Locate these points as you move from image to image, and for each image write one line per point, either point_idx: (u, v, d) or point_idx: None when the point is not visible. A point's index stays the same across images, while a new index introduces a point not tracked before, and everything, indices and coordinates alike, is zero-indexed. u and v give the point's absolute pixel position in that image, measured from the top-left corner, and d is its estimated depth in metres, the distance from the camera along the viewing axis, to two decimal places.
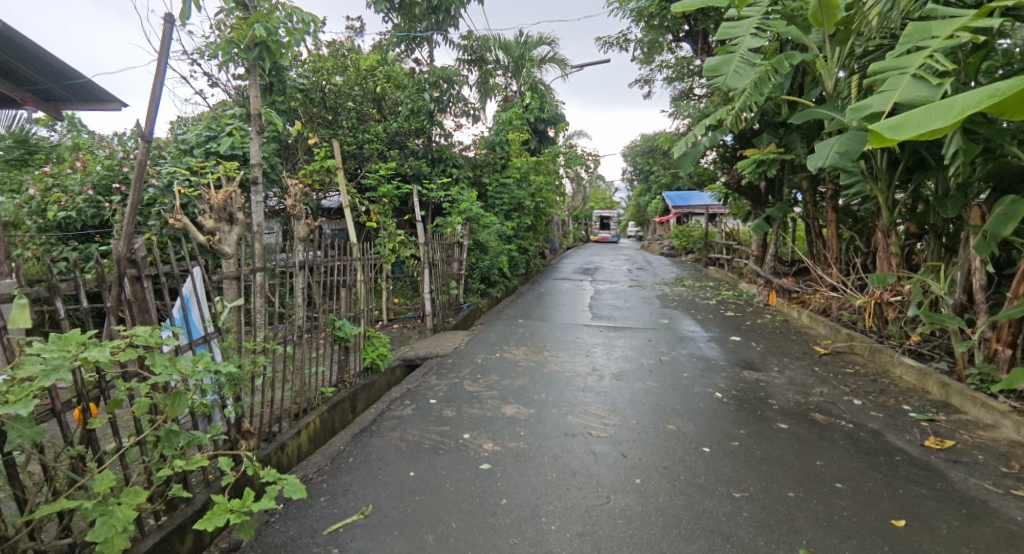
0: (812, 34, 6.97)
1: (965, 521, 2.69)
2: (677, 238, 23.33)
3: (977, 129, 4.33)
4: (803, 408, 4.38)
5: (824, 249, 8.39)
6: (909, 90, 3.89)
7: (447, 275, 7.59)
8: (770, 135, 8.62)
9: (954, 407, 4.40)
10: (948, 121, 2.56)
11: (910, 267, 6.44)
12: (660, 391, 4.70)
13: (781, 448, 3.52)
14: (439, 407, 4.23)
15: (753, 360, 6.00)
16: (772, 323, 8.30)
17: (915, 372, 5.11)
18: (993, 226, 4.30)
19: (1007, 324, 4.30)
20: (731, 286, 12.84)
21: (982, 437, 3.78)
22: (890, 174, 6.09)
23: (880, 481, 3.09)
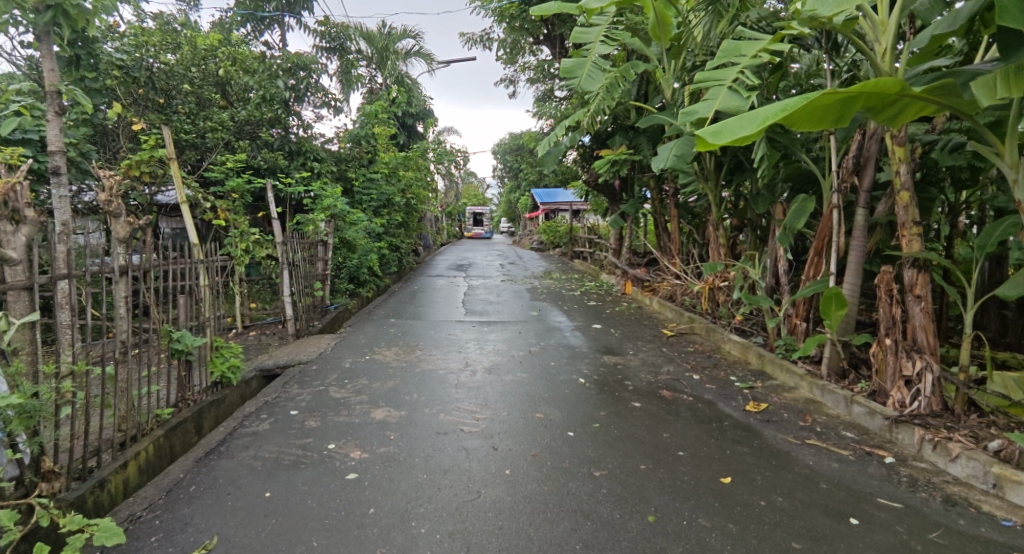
0: (653, 47, 7.67)
1: (775, 471, 3.15)
2: (544, 233, 24.38)
3: (778, 138, 5.10)
4: (654, 386, 4.83)
5: (669, 241, 9.33)
6: (727, 101, 4.47)
7: (310, 276, 7.10)
8: (622, 137, 9.34)
9: (768, 374, 5.16)
10: (755, 129, 2.97)
11: (735, 256, 7.42)
12: (529, 382, 4.86)
13: (634, 425, 3.84)
14: (301, 418, 3.95)
15: (612, 345, 6.48)
16: (628, 309, 9.04)
17: (740, 346, 5.90)
18: (790, 220, 5.10)
19: (803, 302, 5.13)
20: (593, 277, 13.72)
21: (788, 398, 4.48)
22: (717, 175, 6.95)
23: (713, 446, 3.50)
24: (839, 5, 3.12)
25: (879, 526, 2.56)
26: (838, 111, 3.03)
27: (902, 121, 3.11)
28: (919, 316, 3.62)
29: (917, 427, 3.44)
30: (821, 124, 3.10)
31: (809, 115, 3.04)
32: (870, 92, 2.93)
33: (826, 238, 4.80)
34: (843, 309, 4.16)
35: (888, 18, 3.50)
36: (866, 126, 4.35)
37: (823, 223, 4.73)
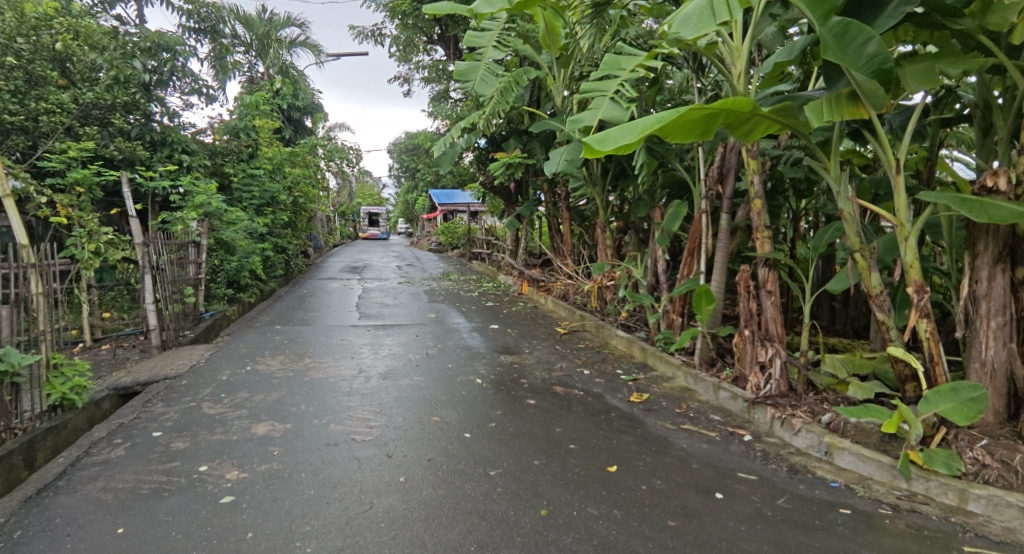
0: (543, 55, 7.93)
1: (654, 456, 3.40)
2: (442, 234, 24.25)
3: (655, 147, 5.52)
4: (547, 383, 5.00)
5: (562, 243, 9.71)
6: (609, 111, 4.74)
7: (180, 281, 6.43)
8: (516, 141, 9.54)
9: (649, 366, 5.57)
10: (634, 139, 3.20)
11: (621, 257, 7.90)
12: (425, 386, 4.79)
13: (528, 422, 3.94)
14: (165, 440, 3.57)
15: (508, 345, 6.61)
16: (524, 309, 9.27)
17: (625, 340, 6.29)
18: (666, 223, 5.53)
19: (678, 298, 5.60)
20: (491, 278, 13.85)
21: (666, 387, 4.86)
22: (603, 181, 7.35)
23: (600, 437, 3.70)
24: (701, 28, 2.98)
25: (739, 498, 2.85)
26: (704, 125, 3.34)
27: (755, 136, 3.51)
28: (770, 309, 4.11)
29: (769, 407, 3.90)
30: (691, 137, 3.40)
31: (681, 128, 3.32)
32: (729, 110, 3.27)
33: (697, 241, 5.28)
34: (710, 304, 4.60)
35: (741, 45, 3.91)
36: (727, 140, 4.86)
37: (694, 226, 5.20)
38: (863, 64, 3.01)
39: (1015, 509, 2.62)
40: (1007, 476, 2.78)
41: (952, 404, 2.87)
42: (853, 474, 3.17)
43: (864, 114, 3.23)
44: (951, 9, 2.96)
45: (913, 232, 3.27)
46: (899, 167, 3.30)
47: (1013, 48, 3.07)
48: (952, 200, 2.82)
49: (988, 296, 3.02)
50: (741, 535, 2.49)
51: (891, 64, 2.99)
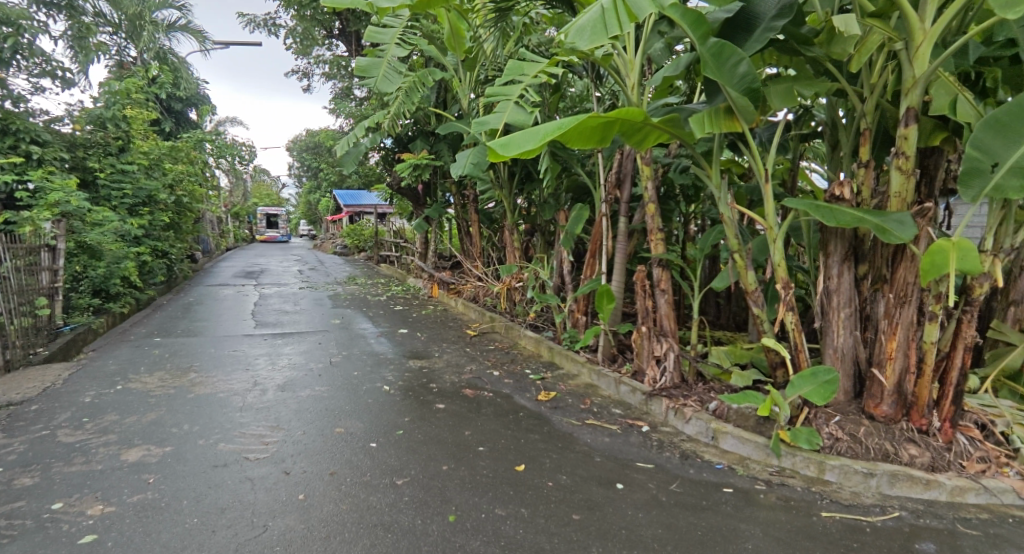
0: (448, 56, 7.90)
1: (560, 453, 3.49)
2: (348, 237, 23.33)
3: (559, 152, 5.69)
4: (457, 386, 4.98)
5: (471, 245, 9.71)
6: (512, 115, 4.81)
7: (31, 291, 5.63)
8: (423, 142, 9.41)
9: (556, 365, 5.73)
10: (537, 144, 3.27)
11: (528, 258, 8.05)
12: (328, 396, 4.57)
13: (437, 426, 3.90)
14: (9, 476, 3.09)
15: (417, 349, 6.49)
16: (434, 312, 9.17)
17: (533, 340, 6.42)
18: (570, 226, 5.71)
19: (582, 298, 5.82)
20: (400, 282, 13.53)
21: (572, 384, 5.03)
22: (510, 184, 7.46)
23: (508, 437, 3.74)
24: (595, 41, 3.10)
25: (637, 487, 3.01)
26: (601, 132, 3.50)
27: (648, 144, 3.73)
28: (663, 306, 4.39)
29: (664, 398, 4.17)
30: (590, 143, 3.55)
31: (580, 135, 3.45)
32: (623, 119, 3.45)
33: (598, 243, 5.52)
34: (611, 303, 4.83)
35: (634, 58, 4.17)
36: (623, 147, 5.13)
37: (595, 229, 5.43)
38: (736, 81, 3.31)
39: (861, 475, 3.02)
40: (855, 447, 3.19)
41: (814, 386, 3.24)
42: (734, 455, 3.47)
43: (739, 127, 3.56)
44: (805, 38, 3.36)
45: (780, 234, 3.65)
46: (767, 176, 3.68)
47: (853, 75, 3.54)
48: (809, 206, 3.18)
49: (838, 290, 3.44)
50: (638, 522, 2.63)
51: (759, 83, 3.32)
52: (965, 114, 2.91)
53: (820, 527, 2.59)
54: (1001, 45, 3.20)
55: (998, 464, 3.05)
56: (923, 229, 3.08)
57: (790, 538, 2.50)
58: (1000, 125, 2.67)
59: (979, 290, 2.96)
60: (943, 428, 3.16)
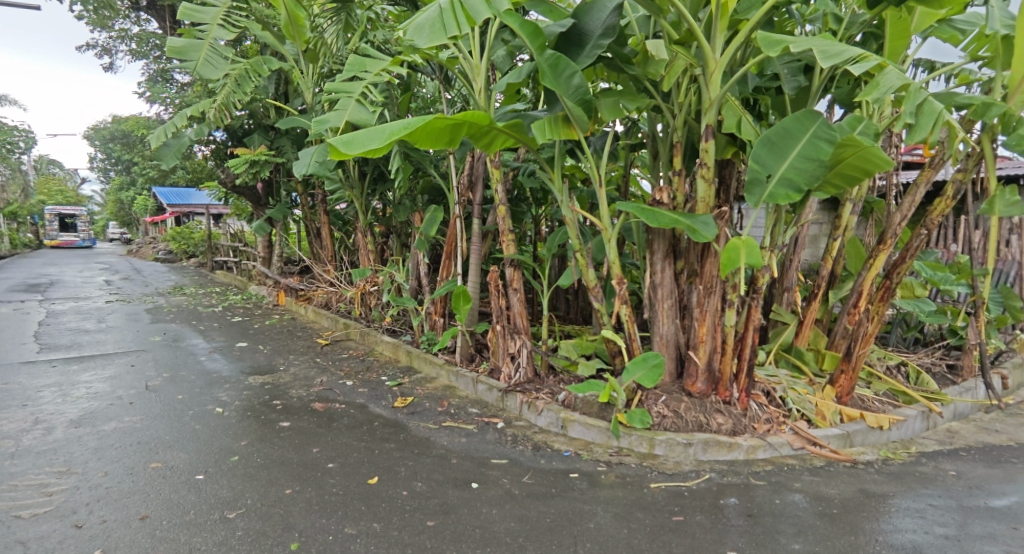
0: (286, 45, 7.32)
1: (415, 459, 3.43)
2: (173, 241, 20.44)
3: (410, 153, 5.58)
4: (305, 400, 4.63)
5: (321, 249, 9.11)
6: (355, 114, 4.59)
7: None
8: (261, 137, 8.61)
9: (414, 369, 5.62)
10: (383, 143, 3.17)
11: (384, 261, 7.79)
12: (143, 428, 3.94)
13: (280, 447, 3.59)
14: None
15: (259, 364, 5.91)
16: (280, 322, 8.43)
17: (390, 346, 6.22)
18: (425, 228, 5.64)
19: (439, 300, 5.79)
20: (239, 290, 12.22)
21: (429, 388, 4.98)
22: (361, 184, 7.13)
23: (361, 450, 3.58)
24: (434, 40, 3.11)
25: (491, 484, 3.07)
26: (449, 134, 3.51)
27: (495, 148, 3.84)
28: (516, 304, 4.52)
29: (518, 393, 4.32)
30: (438, 145, 3.54)
31: (428, 136, 3.43)
32: (470, 122, 3.49)
33: (454, 244, 5.53)
34: (468, 304, 4.87)
35: (479, 64, 4.22)
36: (474, 150, 5.20)
37: (450, 231, 5.43)
38: (571, 92, 3.55)
39: (682, 445, 3.44)
40: (677, 421, 3.62)
41: (644, 370, 3.60)
42: (580, 441, 3.72)
43: (575, 134, 3.81)
44: (627, 57, 3.73)
45: (614, 234, 4.01)
46: (602, 181, 4.03)
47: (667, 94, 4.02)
48: (636, 209, 3.52)
49: (662, 283, 3.88)
50: (491, 519, 2.68)
51: (591, 95, 3.60)
52: (747, 133, 3.48)
53: (650, 498, 2.89)
54: (770, 77, 3.89)
55: (778, 423, 3.67)
56: (722, 229, 3.61)
57: (626, 512, 2.74)
58: (772, 143, 3.25)
59: (762, 279, 3.55)
60: (741, 397, 3.72)
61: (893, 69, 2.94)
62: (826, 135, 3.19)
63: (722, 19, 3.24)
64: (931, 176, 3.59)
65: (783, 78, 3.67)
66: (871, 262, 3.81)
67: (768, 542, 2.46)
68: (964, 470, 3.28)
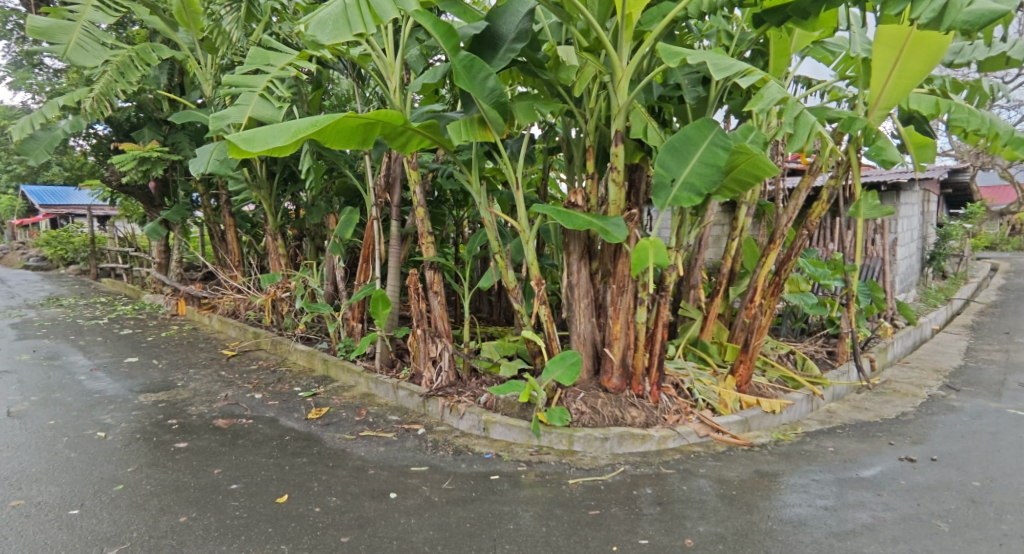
0: (180, 33, 6.74)
1: (328, 473, 3.27)
2: (47, 246, 18.15)
3: (323, 152, 5.32)
4: (206, 418, 4.28)
5: (226, 253, 8.48)
6: (257, 109, 4.32)
7: None
8: (152, 131, 7.87)
9: (331, 378, 5.38)
10: (288, 140, 3.00)
11: (296, 266, 7.39)
12: (4, 461, 3.45)
13: (175, 471, 3.29)
14: None
15: (152, 380, 5.39)
16: (178, 333, 7.74)
17: (305, 354, 5.91)
18: (340, 230, 5.40)
19: (357, 305, 5.58)
20: (130, 300, 11.09)
21: (346, 397, 4.78)
22: (269, 184, 6.70)
23: (269, 467, 3.36)
24: (338, 37, 2.99)
25: (409, 493, 3.00)
26: (362, 133, 3.40)
27: (411, 149, 3.75)
28: (437, 308, 4.49)
29: (439, 398, 4.26)
30: (350, 144, 3.41)
31: (339, 134, 3.30)
32: (383, 121, 3.39)
33: (372, 247, 5.36)
34: (387, 308, 4.74)
35: (394, 62, 4.10)
36: (390, 151, 5.06)
37: (367, 233, 5.25)
38: (486, 95, 3.55)
39: (599, 440, 3.55)
40: (594, 417, 3.73)
41: (563, 369, 3.68)
42: (502, 442, 3.73)
43: (491, 136, 3.82)
44: (540, 62, 3.81)
45: (532, 236, 4.06)
46: (519, 184, 4.07)
47: (579, 100, 4.13)
48: (552, 211, 3.59)
49: (578, 283, 3.99)
50: (409, 529, 2.62)
51: (505, 98, 3.62)
52: (653, 140, 3.67)
53: (568, 494, 2.95)
54: (672, 87, 4.11)
55: (686, 413, 3.88)
56: (632, 231, 3.77)
57: (544, 511, 2.78)
58: (675, 149, 3.43)
59: (669, 278, 3.75)
60: (652, 390, 3.90)
61: (775, 84, 3.22)
62: (721, 142, 3.43)
63: (627, 29, 3.38)
64: (811, 182, 3.96)
65: (684, 88, 3.90)
66: (763, 259, 4.14)
67: (677, 527, 2.59)
68: (841, 445, 3.65)
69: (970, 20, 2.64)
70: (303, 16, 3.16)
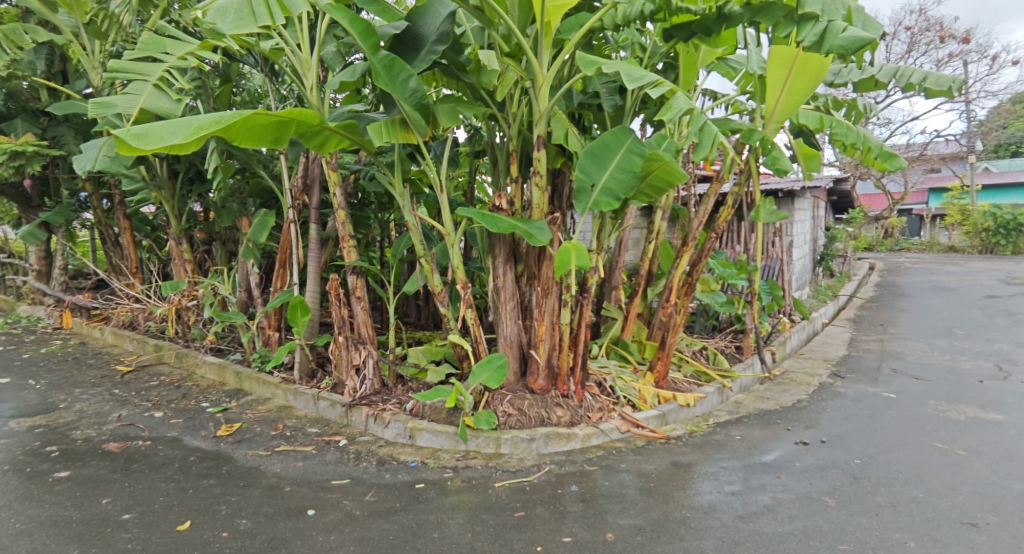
0: (60, 14, 6.06)
1: (239, 494, 3.06)
2: None
3: (233, 151, 4.96)
4: (95, 442, 3.87)
5: (121, 259, 7.72)
6: (151, 99, 3.94)
7: None
8: (27, 123, 7.01)
9: (244, 391, 5.05)
10: (187, 138, 2.80)
11: (204, 272, 6.87)
12: None
13: (54, 504, 2.94)
14: None
15: (28, 403, 4.79)
16: (63, 349, 6.95)
17: (214, 368, 5.51)
18: (254, 234, 5.05)
19: (273, 312, 5.27)
20: (1, 313, 9.81)
21: (261, 411, 4.51)
22: (172, 184, 6.13)
23: (169, 492, 3.09)
24: (239, 26, 3.02)
25: (329, 508, 2.87)
26: (274, 132, 3.23)
27: (329, 149, 3.60)
28: (361, 314, 4.34)
29: (363, 406, 4.12)
30: (261, 143, 3.23)
31: (247, 131, 3.12)
32: (297, 120, 3.23)
33: (290, 251, 5.08)
34: (306, 315, 4.52)
35: (310, 59, 3.89)
36: (308, 151, 4.83)
37: (283, 237, 4.97)
38: (407, 96, 3.49)
39: (526, 441, 3.58)
40: (521, 419, 3.76)
41: (490, 372, 3.68)
42: (428, 449, 3.67)
43: (413, 138, 3.74)
44: (462, 65, 3.81)
45: (457, 239, 4.04)
46: (443, 187, 4.03)
47: (502, 104, 4.16)
48: (476, 215, 3.58)
49: (504, 286, 4.02)
50: (328, 547, 2.50)
51: (427, 100, 3.58)
52: (573, 145, 3.77)
53: (494, 497, 2.95)
54: (591, 95, 4.25)
55: (608, 410, 4.02)
56: (555, 234, 3.84)
57: (469, 516, 2.76)
58: (595, 155, 3.54)
59: (591, 280, 3.86)
60: (577, 390, 3.99)
61: (683, 95, 3.41)
62: (638, 149, 3.58)
63: (547, 36, 3.44)
64: (719, 187, 4.23)
65: (602, 96, 4.05)
66: (677, 261, 4.36)
67: (599, 522, 2.66)
68: (746, 434, 3.93)
69: (844, 45, 2.99)
70: (200, 3, 3.14)
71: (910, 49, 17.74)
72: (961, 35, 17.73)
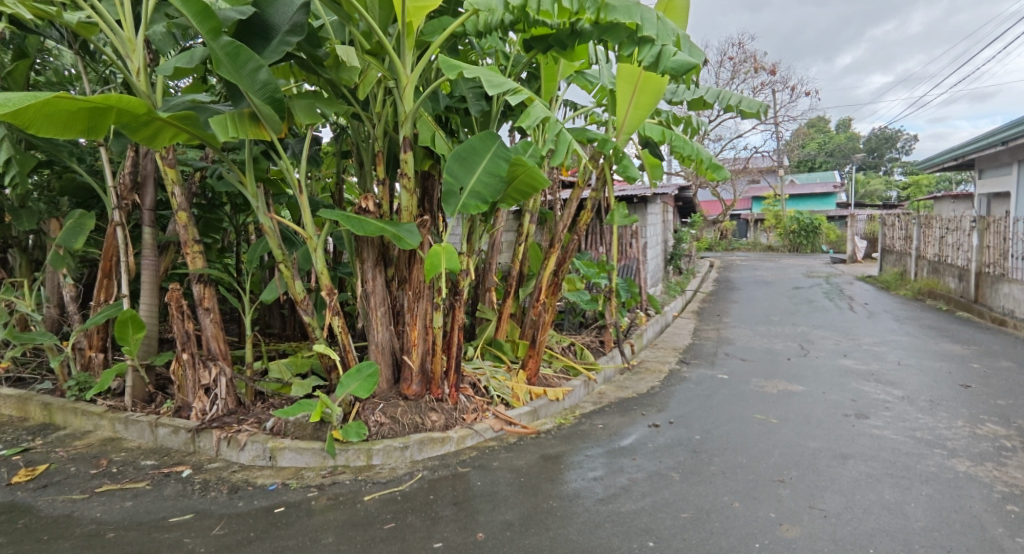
0: None
1: (43, 550, 2.58)
2: None
3: (33, 141, 4.14)
4: None
5: None
6: None
7: None
8: None
9: (54, 426, 4.27)
10: None
11: None
12: None
13: None
14: None
15: None
16: None
17: (13, 401, 4.58)
18: (65, 239, 4.28)
19: (95, 330, 4.50)
20: None
21: (79, 447, 3.85)
22: None
23: None
24: None
25: (167, 550, 2.54)
26: (86, 119, 2.78)
27: (162, 142, 3.16)
28: (209, 327, 3.89)
29: (214, 429, 3.71)
30: (67, 132, 2.77)
31: (46, 116, 2.65)
32: (115, 108, 2.79)
33: (116, 258, 4.38)
34: (139, 332, 3.94)
35: (134, 38, 3.39)
36: (138, 144, 4.22)
37: (108, 242, 4.28)
38: (257, 88, 3.22)
39: (398, 450, 3.50)
40: (394, 427, 3.66)
41: (359, 381, 3.51)
42: (289, 470, 3.42)
43: (266, 135, 3.44)
44: (320, 60, 3.59)
45: (319, 243, 3.80)
46: (302, 187, 3.76)
47: (366, 103, 4.01)
48: (340, 217, 3.41)
49: (374, 291, 3.88)
50: None
51: (281, 94, 3.33)
52: (440, 148, 3.76)
53: (362, 512, 2.84)
54: (458, 99, 4.27)
55: (482, 410, 4.08)
56: (425, 237, 3.79)
57: (336, 536, 2.61)
58: (463, 158, 3.57)
59: (463, 282, 3.88)
60: (451, 392, 4.00)
61: (542, 104, 3.58)
62: (503, 154, 3.68)
63: (409, 37, 3.39)
64: (580, 193, 4.50)
65: (470, 101, 4.10)
66: (545, 262, 4.56)
67: (471, 523, 2.68)
68: (607, 422, 4.22)
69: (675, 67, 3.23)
70: None
71: (733, 77, 20.49)
72: (768, 68, 20.94)
